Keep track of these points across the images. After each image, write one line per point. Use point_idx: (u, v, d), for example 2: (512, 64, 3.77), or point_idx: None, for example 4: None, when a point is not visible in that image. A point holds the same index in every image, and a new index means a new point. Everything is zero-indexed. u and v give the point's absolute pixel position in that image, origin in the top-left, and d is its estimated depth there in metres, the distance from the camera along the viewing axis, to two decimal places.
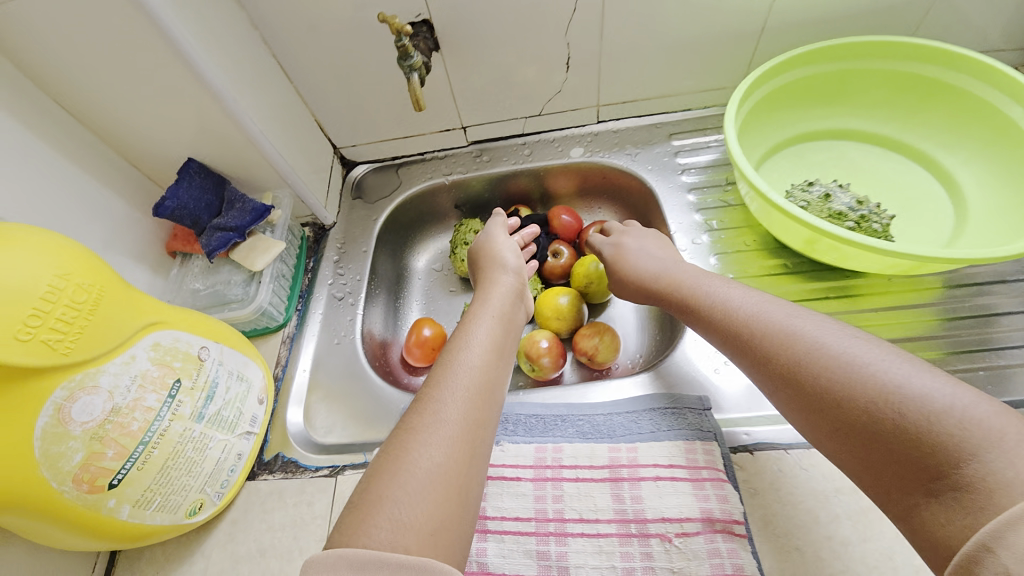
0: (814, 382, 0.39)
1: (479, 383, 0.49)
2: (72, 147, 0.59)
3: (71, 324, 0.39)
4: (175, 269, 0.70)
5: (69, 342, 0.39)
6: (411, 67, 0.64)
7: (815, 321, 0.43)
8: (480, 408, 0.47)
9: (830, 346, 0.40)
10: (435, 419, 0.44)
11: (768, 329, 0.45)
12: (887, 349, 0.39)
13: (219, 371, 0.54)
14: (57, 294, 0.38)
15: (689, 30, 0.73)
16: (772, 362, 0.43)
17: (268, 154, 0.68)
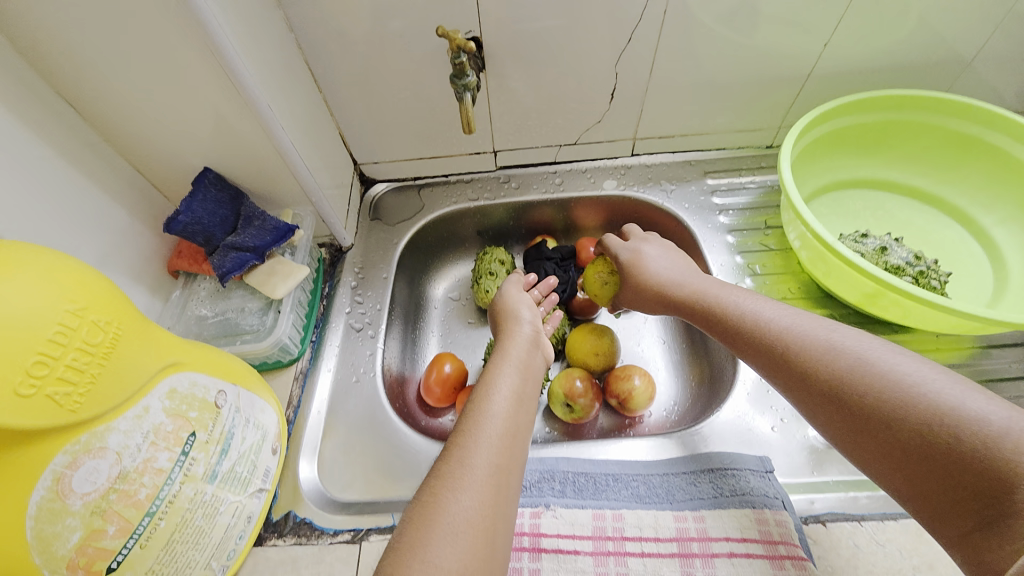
0: (853, 402, 0.38)
1: (510, 426, 0.47)
2: (71, 147, 0.51)
3: (82, 373, 0.31)
4: (178, 290, 0.62)
5: (78, 396, 0.31)
6: (466, 87, 0.59)
7: (845, 334, 0.42)
8: (509, 454, 0.45)
9: (872, 363, 0.39)
10: (470, 469, 0.42)
11: (799, 345, 0.43)
12: (921, 361, 0.38)
13: (236, 419, 0.46)
14: (69, 335, 0.31)
15: (739, 71, 0.73)
16: (805, 379, 0.42)
17: (293, 167, 0.61)
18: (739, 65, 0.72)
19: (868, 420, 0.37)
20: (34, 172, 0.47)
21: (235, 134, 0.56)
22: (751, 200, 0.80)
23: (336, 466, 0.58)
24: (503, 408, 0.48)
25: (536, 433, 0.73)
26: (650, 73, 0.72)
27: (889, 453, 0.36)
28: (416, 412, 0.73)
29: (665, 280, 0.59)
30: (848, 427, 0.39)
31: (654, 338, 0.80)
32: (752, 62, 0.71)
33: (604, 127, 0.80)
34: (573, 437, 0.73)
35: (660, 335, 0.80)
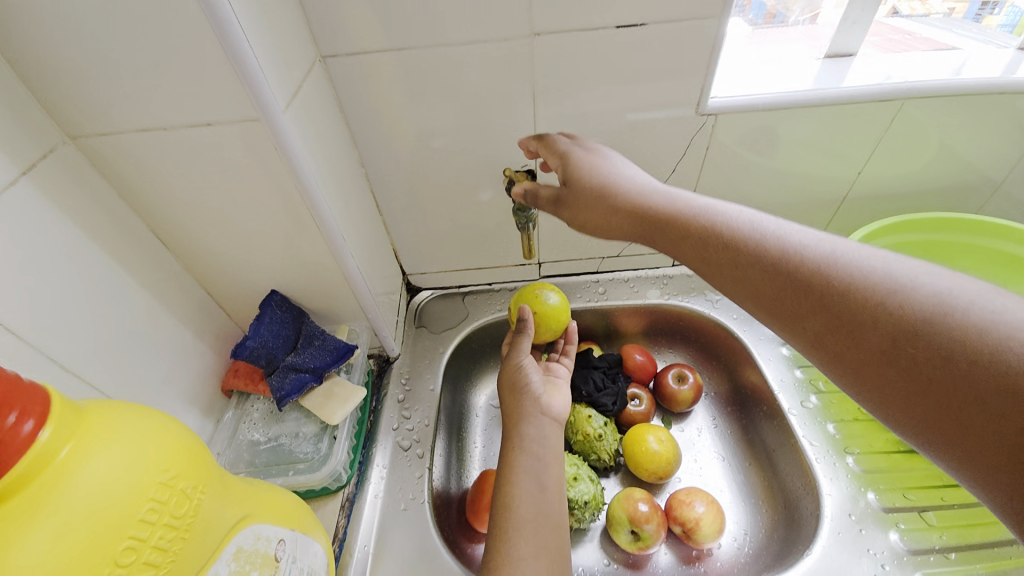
0: (902, 335, 0.32)
1: (537, 515, 0.48)
2: (154, 277, 0.54)
3: (165, 551, 0.29)
4: (231, 411, 0.61)
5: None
6: (529, 219, 0.63)
7: (849, 250, 0.37)
8: (555, 543, 0.47)
9: (921, 294, 0.32)
10: (513, 569, 0.44)
11: (806, 266, 0.37)
12: (940, 276, 0.33)
13: (291, 573, 0.42)
14: (158, 510, 0.29)
15: (775, 192, 0.76)
16: (816, 313, 0.36)
17: (356, 288, 0.63)
18: (775, 187, 0.76)
19: (894, 346, 0.32)
20: (119, 305, 0.49)
21: (306, 260, 0.59)
22: None
23: None
24: (525, 493, 0.49)
25: (596, 564, 0.67)
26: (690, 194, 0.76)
27: (920, 386, 0.31)
28: (461, 541, 0.67)
29: (631, 194, 0.49)
30: (868, 352, 0.33)
31: (712, 456, 0.76)
32: (787, 184, 0.75)
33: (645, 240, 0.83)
34: (636, 571, 0.66)
35: (719, 452, 0.76)
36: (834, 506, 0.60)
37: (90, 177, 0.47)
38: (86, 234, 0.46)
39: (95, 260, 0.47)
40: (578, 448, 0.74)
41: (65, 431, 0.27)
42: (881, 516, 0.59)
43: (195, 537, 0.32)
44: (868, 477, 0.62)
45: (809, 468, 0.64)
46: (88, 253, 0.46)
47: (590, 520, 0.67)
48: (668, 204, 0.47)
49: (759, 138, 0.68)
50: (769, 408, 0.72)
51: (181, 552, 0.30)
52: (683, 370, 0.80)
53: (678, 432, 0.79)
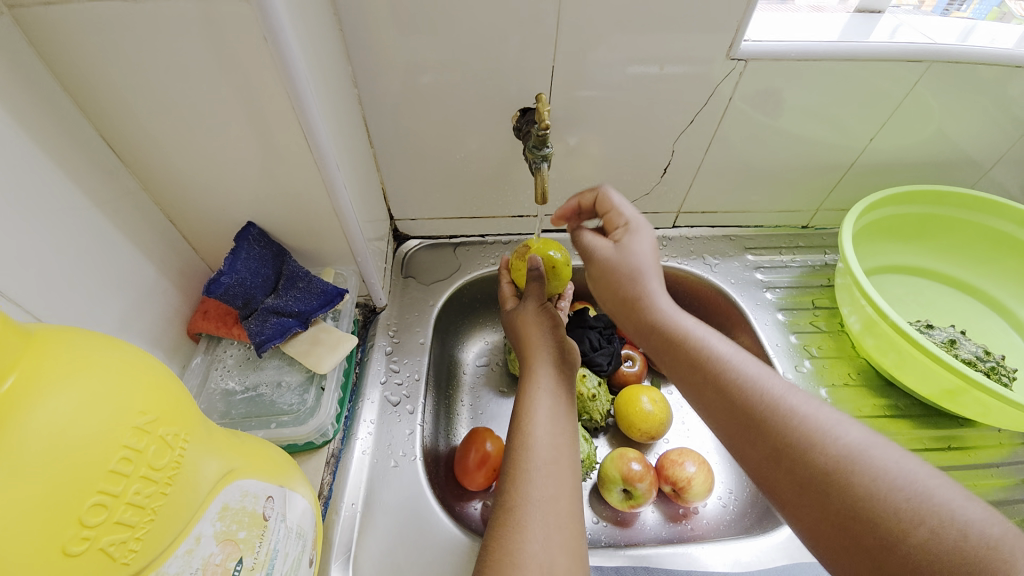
0: (807, 467, 0.38)
1: (555, 454, 0.45)
2: (108, 195, 0.45)
3: (142, 510, 0.24)
4: (199, 356, 0.54)
5: (134, 542, 0.23)
6: (544, 157, 0.57)
7: (832, 416, 0.40)
8: (570, 483, 0.44)
9: (830, 440, 0.38)
10: (529, 508, 0.41)
11: (811, 448, 0.38)
12: (856, 423, 0.40)
13: (280, 531, 0.38)
14: (134, 460, 0.23)
15: (787, 156, 0.74)
16: (812, 488, 0.37)
17: (347, 226, 0.56)
18: (787, 152, 0.74)
19: (835, 530, 0.36)
20: (67, 223, 0.40)
21: (292, 187, 0.51)
22: (793, 278, 0.81)
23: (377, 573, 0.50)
24: (545, 435, 0.46)
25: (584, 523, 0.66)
26: (704, 154, 0.73)
27: (872, 524, 0.34)
28: (450, 499, 0.64)
29: (642, 307, 0.52)
30: (786, 480, 0.39)
31: None
32: (799, 149, 0.73)
33: (651, 198, 0.79)
34: (624, 529, 0.66)
35: None
36: None
37: (23, 57, 0.37)
38: (19, 127, 0.37)
39: (35, 165, 0.38)
40: None
41: (11, 355, 0.21)
42: None
43: (178, 494, 0.26)
44: None
45: None
46: (21, 151, 0.37)
47: (583, 479, 0.66)
48: (661, 315, 0.51)
49: (767, 101, 0.66)
50: None
51: (162, 510, 0.25)
52: None
53: (667, 394, 0.79)
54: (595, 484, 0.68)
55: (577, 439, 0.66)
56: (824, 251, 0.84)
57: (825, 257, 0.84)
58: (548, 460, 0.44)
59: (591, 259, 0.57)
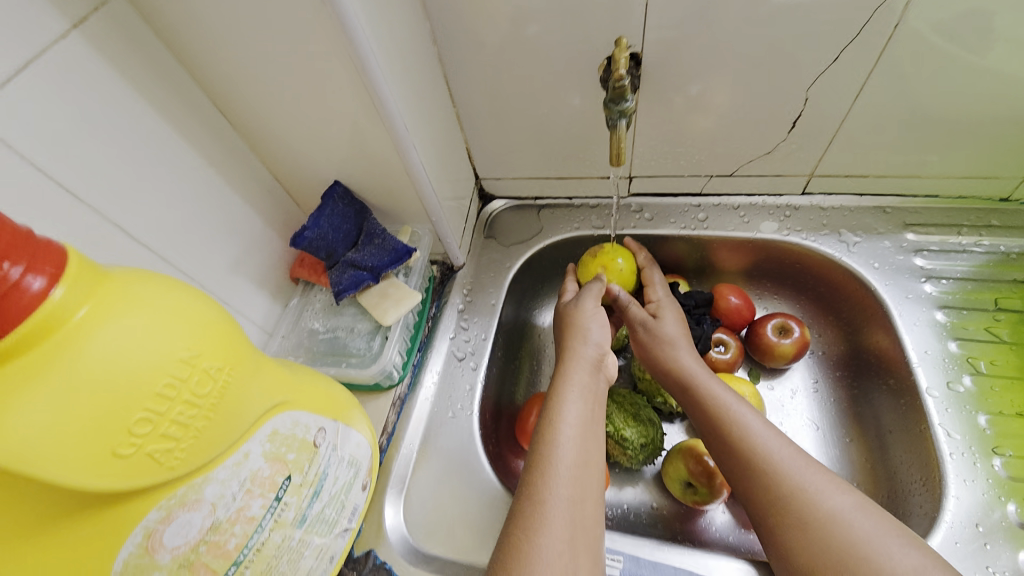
0: (791, 515, 0.41)
1: (582, 456, 0.43)
2: (218, 156, 0.53)
3: (184, 428, 0.29)
4: (297, 297, 0.63)
5: (179, 451, 0.29)
6: (622, 113, 0.50)
7: (819, 480, 0.42)
8: (593, 480, 0.42)
9: (816, 495, 0.41)
10: (552, 505, 0.39)
11: (798, 504, 0.41)
12: (845, 491, 0.42)
13: (331, 457, 0.42)
14: (176, 389, 0.29)
15: (987, 101, 0.54)
16: (794, 542, 0.40)
17: (419, 185, 0.57)
18: (985, 97, 0.53)
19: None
20: (183, 180, 0.49)
21: (366, 146, 0.53)
22: (972, 269, 0.61)
23: (422, 509, 0.54)
24: (573, 436, 0.44)
25: (641, 504, 0.63)
26: (856, 98, 0.56)
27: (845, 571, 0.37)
28: (508, 455, 0.65)
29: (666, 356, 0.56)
30: (770, 521, 0.42)
31: (806, 423, 0.66)
32: (1007, 89, 0.52)
33: (772, 159, 0.65)
34: (686, 523, 0.61)
35: (813, 418, 0.66)
36: (959, 510, 0.48)
37: (145, 35, 0.44)
38: (143, 99, 0.44)
39: (157, 128, 0.46)
40: (643, 388, 0.67)
41: (81, 292, 0.26)
42: (1018, 533, 0.46)
43: (219, 418, 0.32)
44: (1015, 487, 0.48)
45: (937, 461, 0.51)
46: (146, 120, 0.45)
47: (645, 462, 0.62)
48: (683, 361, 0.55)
49: (972, 29, 0.48)
50: (897, 382, 0.59)
51: (203, 431, 0.30)
52: (787, 320, 0.67)
53: (766, 390, 0.69)
54: (660, 469, 0.64)
55: (643, 421, 0.61)
56: None
57: None
58: (572, 453, 0.43)
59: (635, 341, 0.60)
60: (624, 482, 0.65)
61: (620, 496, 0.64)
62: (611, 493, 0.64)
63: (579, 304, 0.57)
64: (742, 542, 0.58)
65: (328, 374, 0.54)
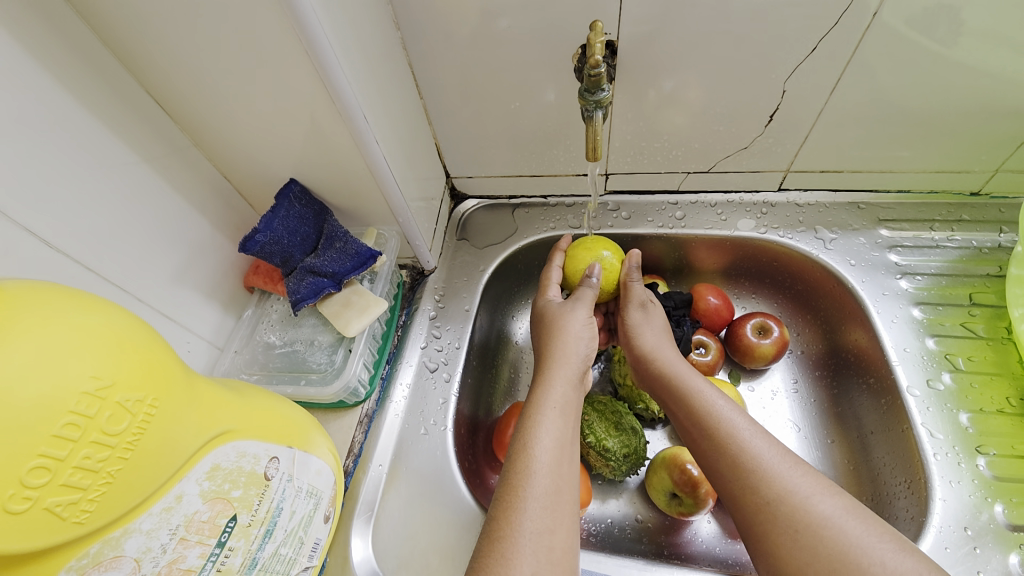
0: (784, 518, 0.38)
1: (557, 483, 0.40)
2: (157, 151, 0.47)
3: (95, 474, 0.25)
4: (251, 308, 0.58)
5: (88, 502, 0.25)
6: (598, 104, 0.48)
7: (806, 482, 0.39)
8: (568, 505, 0.40)
9: (808, 501, 0.38)
10: (521, 541, 0.36)
11: (788, 509, 0.38)
12: (835, 494, 0.39)
13: (287, 490, 0.38)
14: (83, 427, 0.24)
15: (963, 95, 0.53)
16: (785, 553, 0.37)
17: (383, 183, 0.53)
18: (957, 91, 0.53)
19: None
20: (114, 180, 0.43)
21: (327, 141, 0.49)
22: (945, 264, 0.62)
23: (395, 539, 0.50)
24: (549, 460, 0.41)
25: (625, 518, 0.61)
26: (832, 89, 0.55)
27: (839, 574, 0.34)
28: (484, 470, 0.62)
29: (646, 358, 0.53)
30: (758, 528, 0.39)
31: (787, 423, 0.65)
32: (983, 83, 0.52)
33: (750, 154, 0.64)
34: (672, 535, 0.59)
35: (795, 420, 0.65)
36: (946, 514, 0.47)
37: (62, 14, 0.38)
38: (64, 87, 0.39)
39: (81, 122, 0.40)
40: (624, 394, 0.65)
41: None
42: (1004, 534, 0.46)
43: (143, 458, 0.27)
44: (1001, 487, 0.48)
45: (921, 463, 0.51)
46: (67, 113, 0.39)
47: (628, 474, 0.60)
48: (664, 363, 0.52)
49: (940, 19, 0.47)
50: (876, 381, 0.59)
51: (120, 475, 0.26)
52: (766, 320, 0.66)
53: (747, 392, 0.68)
54: (644, 480, 0.62)
55: (625, 429, 0.59)
56: (999, 229, 0.62)
57: (998, 237, 0.62)
58: (546, 480, 0.40)
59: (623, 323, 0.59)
60: (607, 495, 0.62)
61: (603, 511, 0.61)
62: (594, 507, 0.61)
63: (567, 307, 0.55)
64: (729, 551, 0.57)
65: (286, 393, 0.50)
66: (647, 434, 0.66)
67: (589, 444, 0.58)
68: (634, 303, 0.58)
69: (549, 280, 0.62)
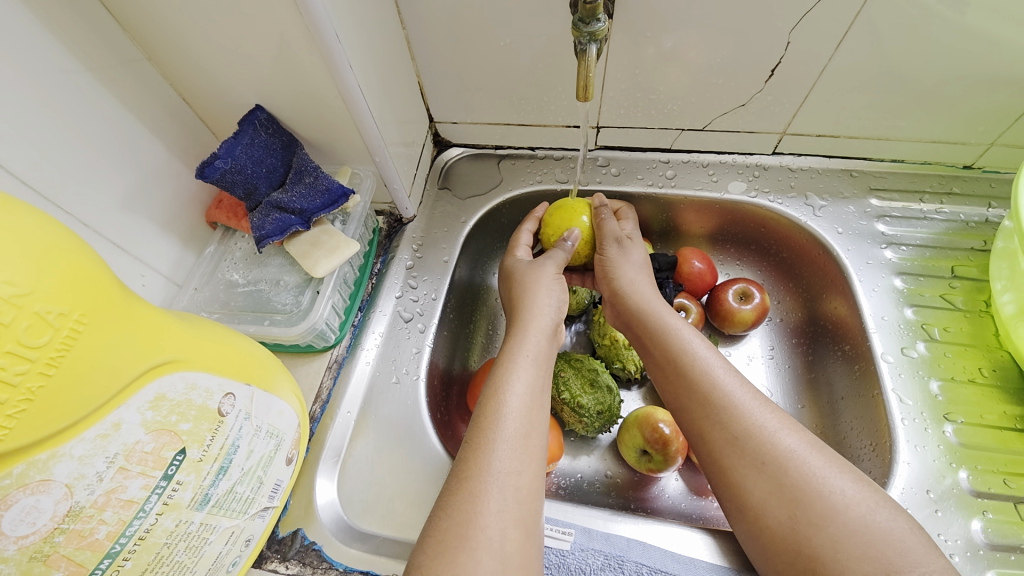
0: (749, 455, 0.39)
1: (527, 427, 0.39)
2: (105, 62, 0.42)
3: (13, 388, 0.23)
4: (214, 245, 0.54)
5: (7, 419, 0.23)
6: (592, 37, 0.44)
7: (773, 418, 0.40)
8: (537, 450, 0.39)
9: (774, 437, 0.39)
10: (488, 481, 0.36)
11: (754, 446, 0.39)
12: (796, 429, 0.40)
13: (244, 428, 0.36)
14: None
15: (974, 62, 0.51)
16: (747, 484, 0.38)
17: (357, 114, 0.49)
18: (966, 58, 0.50)
19: (769, 514, 0.37)
20: (57, 90, 0.39)
21: (297, 66, 0.45)
22: (931, 236, 0.61)
23: (361, 485, 0.49)
24: (521, 405, 0.40)
25: (595, 474, 0.61)
26: (838, 45, 0.51)
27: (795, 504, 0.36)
28: (457, 423, 0.61)
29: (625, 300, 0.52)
30: (720, 462, 0.40)
31: (761, 388, 0.66)
32: (996, 50, 0.49)
33: (748, 112, 0.61)
34: (639, 491, 0.60)
35: (769, 386, 0.66)
36: (910, 476, 0.49)
37: None
38: None
39: (14, 21, 0.36)
40: (601, 353, 0.64)
41: None
42: (967, 499, 0.47)
43: (71, 378, 0.25)
44: (966, 453, 0.49)
45: (888, 427, 0.52)
46: None
47: (600, 431, 0.60)
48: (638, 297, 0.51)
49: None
50: (852, 348, 0.59)
51: (42, 393, 0.24)
52: (749, 287, 0.65)
53: (724, 356, 0.68)
54: (615, 437, 0.62)
55: (601, 388, 0.58)
56: (988, 204, 0.62)
57: (986, 211, 0.61)
58: (517, 426, 0.39)
59: (600, 258, 0.55)
60: (579, 451, 0.62)
61: (574, 466, 0.61)
62: (565, 462, 0.61)
63: (535, 265, 0.54)
64: (693, 507, 0.58)
65: (248, 332, 0.48)
66: (623, 394, 0.66)
67: (562, 399, 0.58)
68: (610, 238, 0.55)
69: (519, 241, 0.60)
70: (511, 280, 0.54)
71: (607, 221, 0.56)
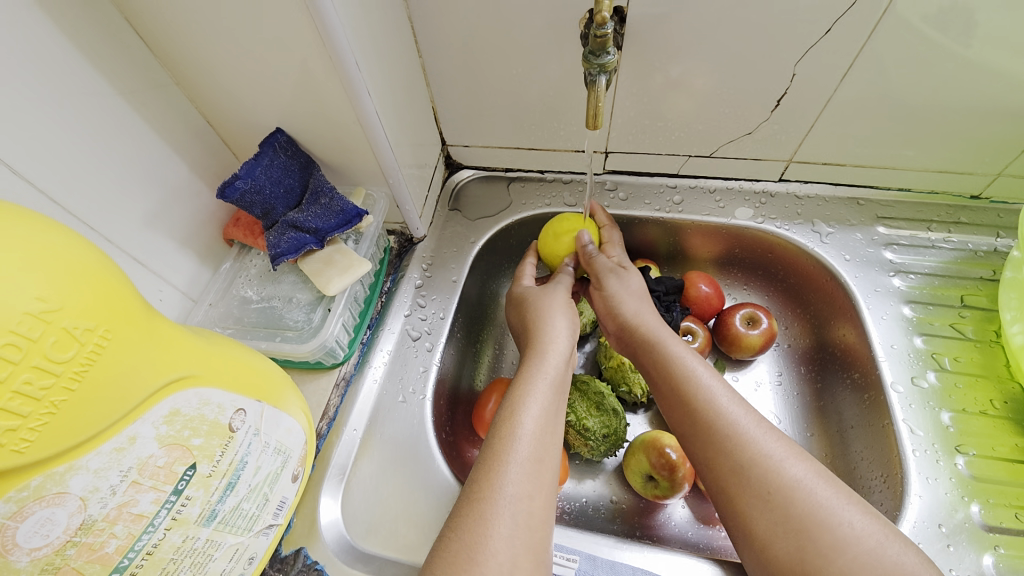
0: (757, 487, 0.38)
1: (540, 452, 0.39)
2: (137, 86, 0.45)
3: (36, 402, 0.24)
4: (229, 262, 0.56)
5: (29, 431, 0.24)
6: (601, 68, 0.46)
7: (780, 447, 0.40)
8: (548, 477, 0.39)
9: (782, 469, 0.38)
10: (499, 504, 0.36)
11: (760, 473, 0.39)
12: (802, 459, 0.39)
13: (253, 445, 0.36)
14: (20, 352, 0.23)
15: (975, 95, 0.52)
16: (753, 511, 0.38)
17: (373, 138, 0.51)
18: (968, 91, 0.52)
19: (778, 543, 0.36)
20: (91, 111, 0.41)
21: (318, 92, 0.47)
22: (939, 264, 0.61)
23: (365, 505, 0.49)
24: (535, 428, 0.41)
25: (600, 499, 0.60)
26: (841, 77, 0.53)
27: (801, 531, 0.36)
28: (463, 444, 0.61)
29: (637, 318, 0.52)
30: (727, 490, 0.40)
31: (770, 414, 0.65)
32: (997, 84, 0.50)
33: (754, 140, 0.62)
34: (645, 517, 0.59)
35: (777, 412, 0.65)
36: (923, 509, 0.48)
37: None
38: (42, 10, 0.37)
39: (54, 49, 0.38)
40: (607, 375, 0.64)
41: None
42: (980, 533, 0.46)
43: (92, 392, 0.26)
44: (977, 486, 0.49)
45: (899, 458, 0.51)
46: (39, 34, 0.37)
47: (606, 455, 0.59)
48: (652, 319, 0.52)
49: (949, 22, 0.46)
50: (861, 376, 0.58)
51: (64, 408, 0.25)
52: (756, 312, 0.65)
53: (731, 381, 0.67)
54: (621, 462, 0.62)
55: (606, 411, 0.58)
56: (996, 234, 0.62)
57: (994, 241, 0.62)
58: (528, 449, 0.39)
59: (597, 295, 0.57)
60: (583, 475, 0.62)
61: (579, 490, 0.61)
62: (570, 486, 0.61)
63: (548, 290, 0.56)
64: (700, 536, 0.57)
65: (260, 348, 0.49)
66: (628, 418, 0.66)
67: (568, 422, 0.58)
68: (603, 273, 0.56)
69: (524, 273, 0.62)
70: (525, 305, 0.55)
71: (597, 258, 0.57)
